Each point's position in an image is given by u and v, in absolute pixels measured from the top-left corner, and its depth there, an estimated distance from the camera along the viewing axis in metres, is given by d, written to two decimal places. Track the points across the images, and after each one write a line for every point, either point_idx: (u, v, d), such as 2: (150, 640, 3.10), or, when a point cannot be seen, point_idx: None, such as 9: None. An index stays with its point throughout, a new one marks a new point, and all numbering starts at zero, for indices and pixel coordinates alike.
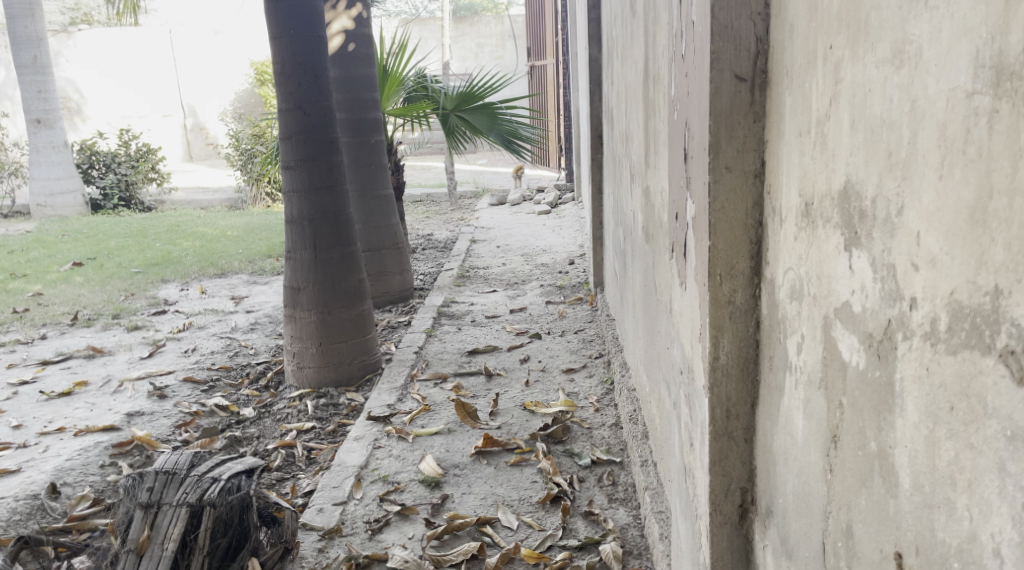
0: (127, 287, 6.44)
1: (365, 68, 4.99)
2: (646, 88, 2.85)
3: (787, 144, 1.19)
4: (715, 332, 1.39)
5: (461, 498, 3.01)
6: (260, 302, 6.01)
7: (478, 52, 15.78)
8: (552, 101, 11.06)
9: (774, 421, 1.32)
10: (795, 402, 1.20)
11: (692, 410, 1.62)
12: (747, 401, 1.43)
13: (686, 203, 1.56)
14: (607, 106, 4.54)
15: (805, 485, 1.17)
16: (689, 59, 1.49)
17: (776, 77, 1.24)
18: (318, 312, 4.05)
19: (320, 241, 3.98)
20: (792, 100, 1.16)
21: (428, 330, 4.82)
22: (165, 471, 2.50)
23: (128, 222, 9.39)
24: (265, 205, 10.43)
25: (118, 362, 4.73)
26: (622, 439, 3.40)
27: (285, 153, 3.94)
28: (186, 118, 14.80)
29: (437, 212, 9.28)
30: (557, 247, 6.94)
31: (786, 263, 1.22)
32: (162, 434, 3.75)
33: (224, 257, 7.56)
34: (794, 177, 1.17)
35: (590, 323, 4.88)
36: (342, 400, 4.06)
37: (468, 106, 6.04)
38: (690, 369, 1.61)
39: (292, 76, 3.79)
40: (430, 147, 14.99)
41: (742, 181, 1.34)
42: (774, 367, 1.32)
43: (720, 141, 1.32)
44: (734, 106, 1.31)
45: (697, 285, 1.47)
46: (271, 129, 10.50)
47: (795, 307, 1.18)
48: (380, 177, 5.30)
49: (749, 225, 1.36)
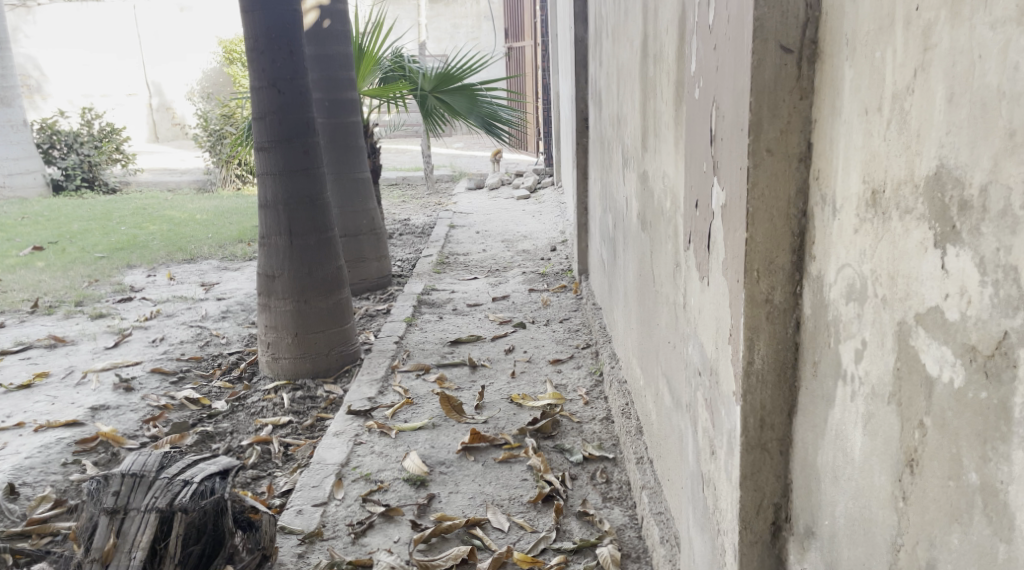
0: (91, 272, 6.20)
1: (341, 46, 4.81)
2: (645, 67, 2.72)
3: (846, 123, 1.05)
4: (750, 333, 1.25)
5: (448, 498, 2.87)
6: (231, 289, 5.81)
7: (453, 33, 15.52)
8: (531, 84, 10.87)
9: (818, 433, 1.19)
10: (851, 416, 1.06)
11: (714, 415, 1.48)
12: (783, 410, 1.29)
13: (713, 190, 1.41)
14: (594, 88, 4.39)
15: (863, 509, 1.04)
16: (720, 32, 1.34)
17: (830, 46, 1.10)
18: (294, 301, 3.88)
19: (296, 226, 3.80)
20: (855, 74, 1.02)
21: (408, 319, 4.67)
22: (132, 474, 2.32)
23: (91, 204, 9.10)
24: (235, 187, 10.16)
25: (81, 352, 4.52)
26: (613, 434, 3.27)
27: (257, 134, 3.74)
28: (151, 98, 14.35)
29: (414, 196, 9.09)
30: (538, 232, 6.79)
31: (842, 258, 1.08)
32: (129, 430, 3.56)
33: (194, 241, 7.33)
34: (856, 162, 1.03)
35: (574, 312, 4.74)
36: (320, 393, 3.90)
37: (448, 87, 5.86)
38: (714, 371, 1.47)
39: (265, 52, 3.59)
40: (405, 130, 14.76)
41: (786, 166, 1.20)
42: (818, 374, 1.18)
43: (760, 120, 1.17)
44: (778, 79, 1.16)
45: (728, 280, 1.33)
46: (241, 109, 10.23)
47: (853, 308, 1.04)
48: (357, 159, 5.12)
49: (791, 214, 1.21)
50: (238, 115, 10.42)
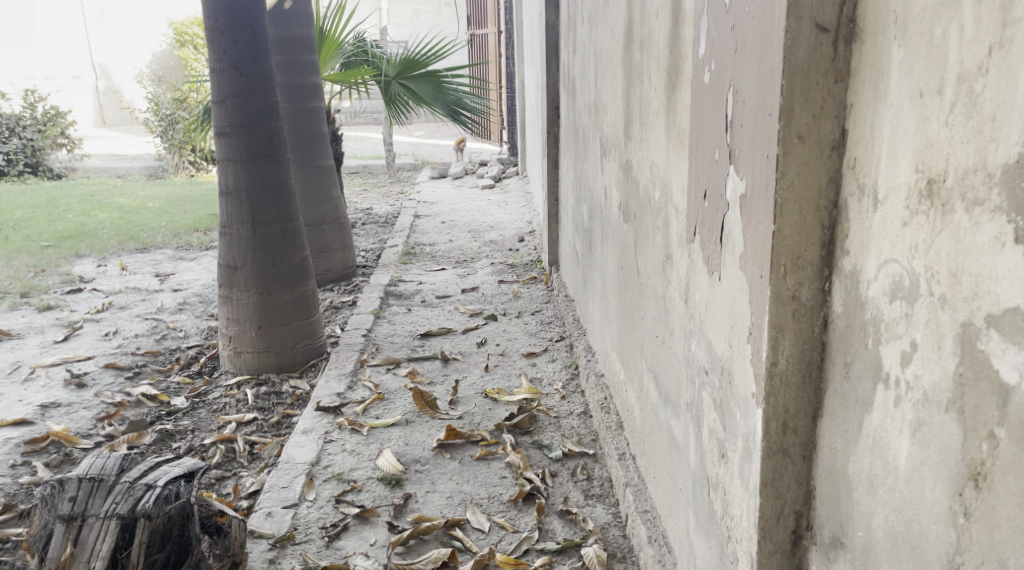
0: (37, 262, 5.96)
1: (304, 28, 4.64)
2: (630, 50, 2.64)
3: (893, 108, 0.98)
4: (775, 331, 1.17)
5: (425, 497, 2.77)
6: (188, 279, 5.62)
7: (414, 19, 15.33)
8: (495, 72, 10.76)
9: (849, 439, 1.11)
10: (894, 423, 0.99)
11: (726, 417, 1.40)
12: (808, 413, 1.21)
13: (729, 179, 1.34)
14: (567, 76, 4.31)
15: (910, 523, 0.96)
16: (739, 10, 1.26)
17: (873, 25, 1.03)
18: (257, 293, 3.73)
19: (259, 215, 3.65)
20: (907, 54, 0.95)
21: (376, 311, 4.55)
22: (89, 478, 2.19)
23: (35, 190, 8.78)
24: (188, 174, 9.90)
25: (29, 346, 4.32)
26: (592, 429, 3.19)
27: (218, 118, 3.58)
28: (98, 81, 14.08)
29: (376, 184, 8.94)
30: (505, 223, 6.70)
31: (885, 252, 1.01)
32: (82, 428, 3.40)
33: (146, 229, 7.10)
34: (906, 149, 0.96)
35: (546, 304, 4.66)
36: (286, 388, 3.76)
37: (412, 74, 5.72)
38: (726, 369, 1.39)
39: (226, 33, 3.43)
40: (365, 117, 14.55)
41: (818, 153, 1.12)
42: (850, 375, 1.11)
43: (792, 104, 1.10)
44: (813, 60, 1.09)
45: (747, 275, 1.25)
46: (194, 93, 9.95)
47: (900, 307, 0.97)
48: (320, 147, 4.97)
49: (822, 206, 1.14)
50: (191, 99, 10.14)
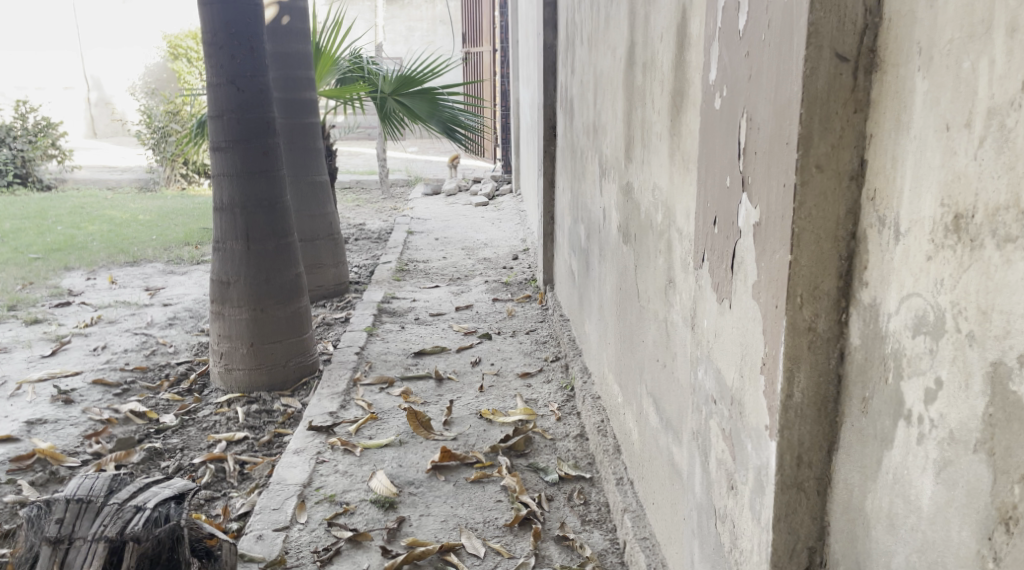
0: (25, 275, 5.90)
1: (301, 44, 4.63)
2: (631, 70, 2.63)
3: (917, 140, 0.97)
4: (790, 364, 1.14)
5: (419, 521, 2.73)
6: (178, 294, 5.57)
7: (409, 35, 15.39)
8: (490, 90, 10.79)
9: (867, 475, 1.09)
10: (917, 461, 0.96)
11: (736, 448, 1.37)
12: (823, 447, 1.18)
13: (743, 208, 1.31)
14: (564, 96, 4.30)
15: (933, 565, 0.94)
16: (754, 36, 1.24)
17: (895, 56, 1.02)
18: (250, 309, 3.69)
19: (254, 230, 3.62)
20: (932, 86, 0.94)
21: (369, 329, 4.51)
22: (77, 499, 2.15)
23: (25, 202, 8.72)
24: (179, 187, 9.85)
25: (15, 361, 4.26)
26: (588, 452, 3.15)
27: (214, 133, 3.55)
28: (90, 92, 14.05)
29: (369, 200, 8.92)
30: (499, 240, 6.70)
31: (907, 286, 0.99)
32: (69, 446, 3.36)
33: (136, 242, 7.05)
34: (930, 182, 0.94)
35: (541, 323, 4.64)
36: (277, 407, 3.72)
37: (408, 90, 5.68)
38: (736, 399, 1.36)
39: (224, 48, 3.41)
40: (359, 133, 14.57)
41: (836, 183, 1.10)
42: (869, 410, 1.08)
43: (811, 133, 1.08)
44: (832, 90, 1.07)
45: (760, 304, 1.23)
46: (187, 106, 9.93)
47: (923, 343, 0.95)
48: (316, 162, 4.95)
49: (839, 237, 1.12)
50: (184, 112, 10.11)
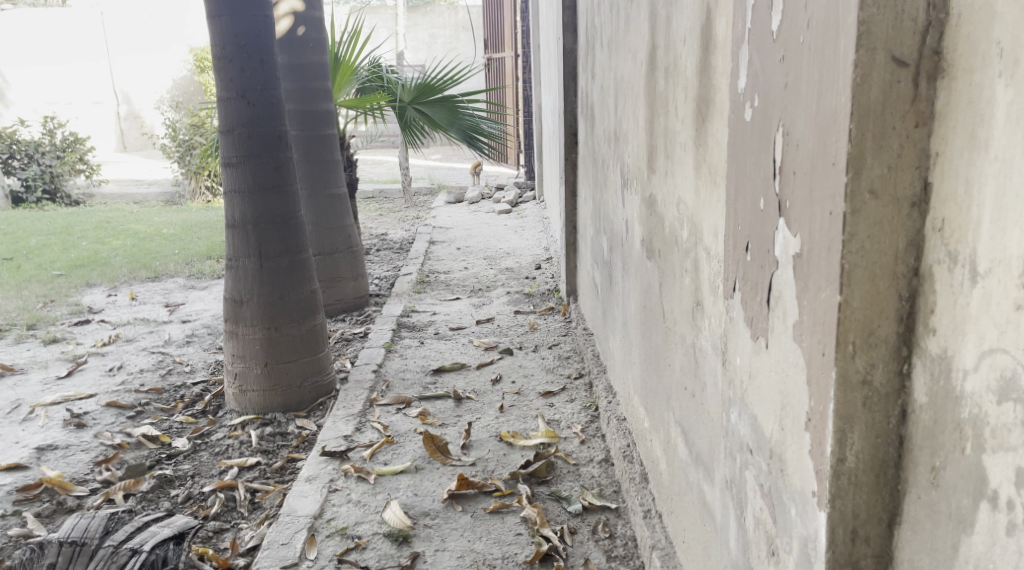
0: (46, 292, 5.84)
1: (317, 55, 4.51)
2: (654, 72, 2.44)
3: (1002, 159, 0.79)
4: (842, 423, 0.97)
5: (434, 556, 2.57)
6: (197, 310, 5.46)
7: (432, 42, 15.34)
8: (513, 95, 10.69)
9: (941, 559, 0.90)
10: (1008, 556, 0.79)
11: (779, 510, 1.18)
12: (881, 519, 1.00)
13: (781, 235, 1.13)
14: (585, 103, 4.13)
15: None
16: (790, 38, 1.06)
17: (966, 60, 0.84)
18: (264, 329, 3.56)
19: (266, 247, 3.48)
20: (1019, 96, 0.76)
21: (387, 345, 4.37)
22: (71, 542, 2.02)
23: (52, 217, 8.72)
24: (204, 199, 9.82)
25: (30, 383, 4.17)
26: (614, 479, 2.98)
27: (225, 149, 3.42)
28: (119, 106, 14.13)
29: (392, 209, 8.82)
30: (522, 249, 6.54)
31: (989, 339, 0.81)
32: (78, 474, 3.25)
33: (159, 257, 6.99)
34: (1019, 215, 0.77)
35: (564, 337, 4.47)
36: (291, 429, 3.58)
37: (429, 99, 5.53)
38: (776, 454, 1.18)
39: (233, 61, 3.28)
40: (382, 141, 14.53)
41: (894, 211, 0.92)
42: (941, 484, 0.90)
43: (863, 153, 0.90)
44: (887, 100, 0.90)
45: (804, 348, 1.05)
46: (211, 119, 9.89)
47: (1015, 412, 0.78)
48: (333, 174, 4.81)
49: (899, 274, 0.94)
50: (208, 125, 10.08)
